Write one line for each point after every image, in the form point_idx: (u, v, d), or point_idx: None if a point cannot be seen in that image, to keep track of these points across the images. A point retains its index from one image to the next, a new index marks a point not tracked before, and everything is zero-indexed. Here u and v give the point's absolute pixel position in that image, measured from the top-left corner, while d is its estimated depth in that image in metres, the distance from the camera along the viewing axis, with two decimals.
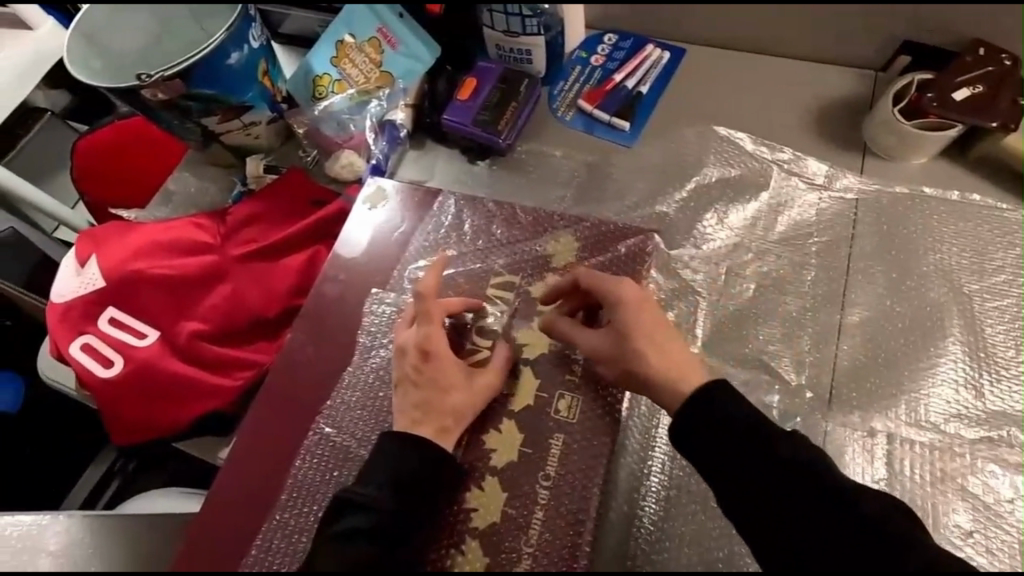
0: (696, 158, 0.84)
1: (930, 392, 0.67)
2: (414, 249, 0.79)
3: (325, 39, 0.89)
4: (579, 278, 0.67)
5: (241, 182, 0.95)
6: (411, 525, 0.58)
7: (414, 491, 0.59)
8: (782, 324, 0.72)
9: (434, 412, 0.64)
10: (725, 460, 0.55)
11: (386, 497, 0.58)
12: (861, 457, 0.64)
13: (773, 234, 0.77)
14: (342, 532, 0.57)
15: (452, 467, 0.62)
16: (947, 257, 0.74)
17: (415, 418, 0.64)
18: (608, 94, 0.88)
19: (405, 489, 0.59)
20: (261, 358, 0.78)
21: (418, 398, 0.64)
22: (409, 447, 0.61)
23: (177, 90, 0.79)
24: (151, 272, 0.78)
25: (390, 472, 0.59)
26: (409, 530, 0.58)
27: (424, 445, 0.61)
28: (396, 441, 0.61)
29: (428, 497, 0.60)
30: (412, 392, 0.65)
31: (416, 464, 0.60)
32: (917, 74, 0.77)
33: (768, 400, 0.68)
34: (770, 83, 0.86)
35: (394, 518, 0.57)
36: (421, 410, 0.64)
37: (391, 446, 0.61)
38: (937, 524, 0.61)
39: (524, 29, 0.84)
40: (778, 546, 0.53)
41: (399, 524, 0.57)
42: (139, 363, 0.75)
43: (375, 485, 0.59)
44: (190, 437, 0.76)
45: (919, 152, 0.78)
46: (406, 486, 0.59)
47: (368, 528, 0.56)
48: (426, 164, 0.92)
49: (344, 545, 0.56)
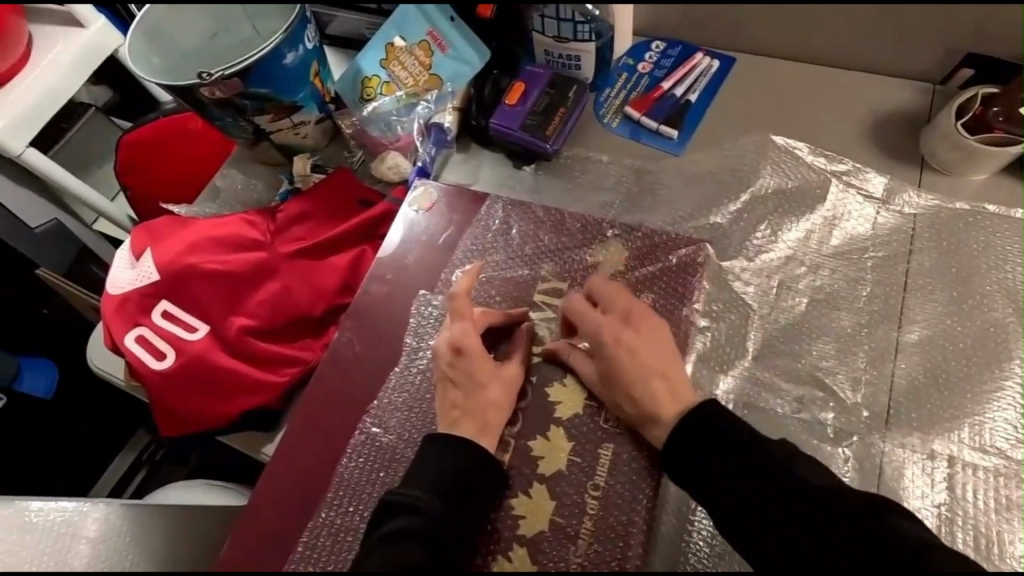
0: (752, 167, 0.82)
1: (994, 416, 0.65)
2: (461, 252, 0.79)
3: (375, 41, 0.90)
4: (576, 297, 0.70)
5: (287, 180, 0.96)
6: (456, 529, 0.58)
7: (460, 493, 0.59)
8: (837, 340, 0.70)
9: (487, 416, 0.64)
10: (721, 478, 0.54)
11: (433, 499, 0.57)
12: (921, 479, 0.63)
13: (827, 248, 0.76)
14: (387, 532, 0.56)
15: (496, 470, 0.61)
16: (1011, 276, 0.72)
17: (469, 421, 0.63)
18: (656, 102, 0.87)
19: (452, 491, 0.58)
20: (307, 356, 0.79)
21: (464, 400, 0.65)
22: (456, 447, 0.61)
23: (234, 89, 0.80)
24: (202, 266, 0.79)
25: (437, 474, 0.59)
26: (455, 533, 0.57)
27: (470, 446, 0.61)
28: (444, 442, 0.61)
29: (473, 500, 0.59)
30: (463, 394, 0.65)
31: (465, 467, 0.60)
32: (981, 88, 0.75)
33: (822, 417, 0.66)
34: (824, 95, 0.84)
35: (439, 520, 0.57)
36: (468, 414, 0.64)
37: (439, 447, 0.61)
38: (1003, 553, 0.59)
39: (574, 35, 0.84)
40: (763, 556, 0.51)
41: (446, 526, 0.57)
42: (190, 356, 0.77)
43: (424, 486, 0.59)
44: (235, 431, 0.77)
45: (982, 168, 0.76)
46: (453, 488, 0.59)
47: (415, 530, 0.56)
48: (472, 167, 0.92)
49: (389, 546, 0.55)
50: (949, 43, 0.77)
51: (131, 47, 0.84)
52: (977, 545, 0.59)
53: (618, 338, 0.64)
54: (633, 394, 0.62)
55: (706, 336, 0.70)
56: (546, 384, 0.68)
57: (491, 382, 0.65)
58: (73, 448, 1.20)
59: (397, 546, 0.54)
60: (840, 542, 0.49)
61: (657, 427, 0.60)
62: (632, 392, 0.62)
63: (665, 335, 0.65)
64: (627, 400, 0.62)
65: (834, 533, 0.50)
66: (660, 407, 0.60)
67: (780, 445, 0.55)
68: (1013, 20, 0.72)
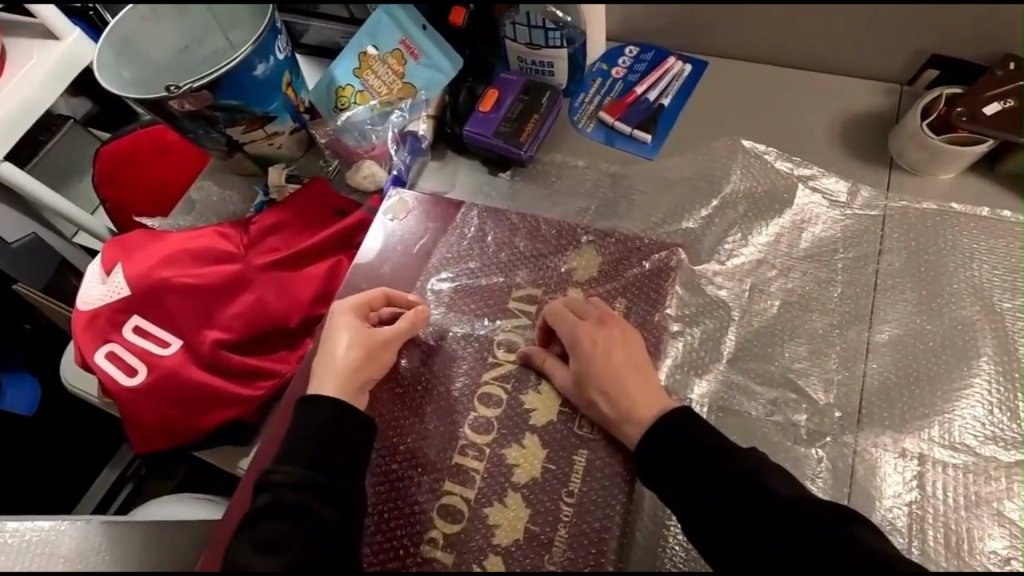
0: (723, 171, 0.83)
1: (963, 413, 0.65)
2: (436, 261, 0.79)
3: (348, 50, 0.90)
4: (544, 316, 0.69)
5: (263, 191, 0.95)
6: (337, 499, 0.58)
7: (323, 456, 0.59)
8: (809, 341, 0.71)
9: (353, 377, 0.66)
10: (692, 486, 0.54)
11: (298, 467, 0.58)
12: (894, 478, 0.63)
13: (798, 250, 0.77)
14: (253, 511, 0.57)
15: (363, 426, 0.63)
16: (977, 274, 0.73)
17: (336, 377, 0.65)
18: (630, 106, 0.88)
19: (310, 455, 0.59)
20: (283, 368, 0.79)
21: (322, 360, 0.67)
22: (329, 431, 0.61)
23: (203, 101, 0.79)
24: (174, 280, 0.78)
25: (311, 467, 0.58)
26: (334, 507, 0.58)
27: (327, 401, 0.63)
28: (305, 403, 0.63)
29: (344, 460, 0.60)
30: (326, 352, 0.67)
31: (326, 427, 0.61)
32: (945, 88, 0.75)
33: (794, 419, 0.67)
34: (794, 98, 0.85)
35: (305, 488, 0.57)
36: (321, 372, 0.66)
37: (303, 412, 0.62)
38: (973, 550, 0.59)
39: (546, 42, 0.85)
40: (730, 556, 0.52)
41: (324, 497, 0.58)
42: (163, 371, 0.76)
43: (328, 486, 0.58)
44: (214, 444, 0.77)
45: (949, 167, 0.77)
46: (320, 451, 0.60)
47: (292, 517, 0.56)
48: (448, 174, 0.92)
49: (257, 524, 0.56)
50: (913, 42, 0.78)
51: (100, 60, 0.82)
52: (947, 542, 0.60)
53: (592, 342, 0.64)
54: (606, 398, 0.62)
55: (680, 340, 0.71)
56: (521, 391, 0.68)
57: (360, 347, 0.67)
58: (51, 465, 1.18)
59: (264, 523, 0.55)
60: (804, 544, 0.50)
61: (631, 431, 0.60)
62: (607, 399, 0.62)
63: (640, 346, 0.65)
64: (601, 407, 0.62)
65: (800, 534, 0.50)
66: (634, 415, 0.60)
67: (752, 455, 0.55)
68: (976, 22, 0.73)
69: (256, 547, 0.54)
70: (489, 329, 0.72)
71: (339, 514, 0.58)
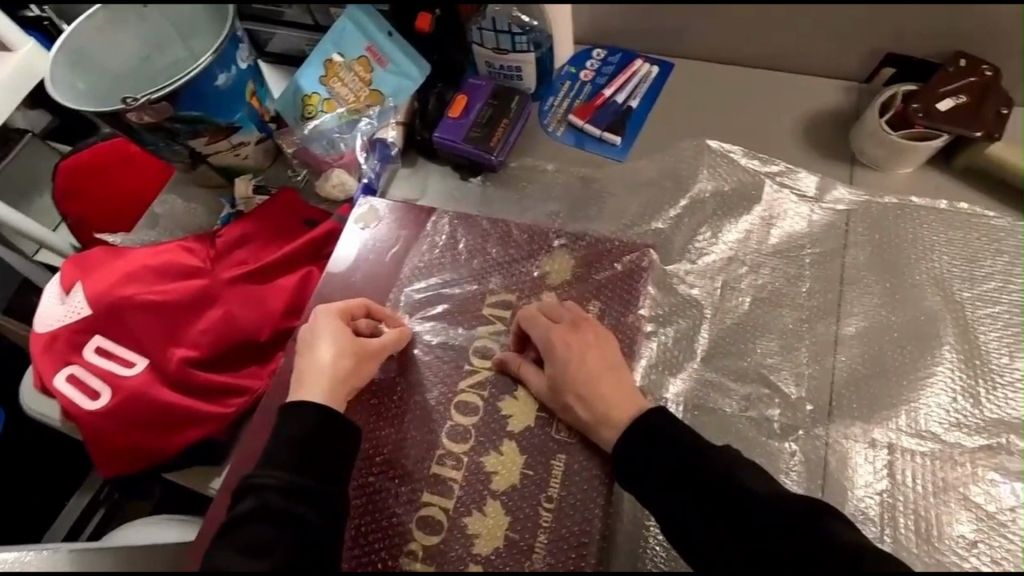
0: (691, 171, 0.84)
1: (929, 401, 0.67)
2: (409, 270, 0.78)
3: (313, 58, 0.88)
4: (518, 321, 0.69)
5: (230, 204, 0.93)
6: (322, 502, 0.57)
7: (311, 461, 0.58)
8: (780, 337, 0.72)
9: (338, 381, 0.64)
10: (668, 487, 0.55)
11: (287, 472, 0.56)
12: (865, 468, 0.64)
13: (767, 246, 0.78)
14: (234, 515, 0.54)
15: (350, 432, 0.61)
16: (938, 266, 0.74)
17: (320, 382, 0.63)
18: (599, 109, 0.88)
19: (297, 459, 0.57)
20: (254, 384, 0.77)
21: (303, 366, 0.65)
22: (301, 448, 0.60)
23: (163, 112, 0.78)
24: (137, 297, 0.76)
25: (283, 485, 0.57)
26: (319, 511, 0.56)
27: (311, 406, 0.61)
28: (289, 408, 0.61)
29: (332, 463, 0.59)
30: (307, 358, 0.66)
31: (313, 432, 0.59)
32: (900, 86, 0.77)
33: (768, 414, 0.68)
34: (757, 98, 0.87)
35: (291, 492, 0.56)
36: (303, 377, 0.64)
37: (286, 416, 0.60)
38: (941, 535, 0.61)
39: (513, 46, 0.85)
40: (708, 555, 0.52)
41: (309, 502, 0.56)
42: (128, 392, 0.73)
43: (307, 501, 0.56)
44: (183, 465, 0.75)
45: (908, 161, 0.79)
46: (307, 457, 0.58)
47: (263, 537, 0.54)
48: (418, 182, 0.92)
49: (240, 529, 0.53)
50: (873, 40, 0.79)
51: (54, 74, 0.80)
52: (917, 528, 0.61)
53: (566, 346, 0.64)
54: (582, 402, 0.62)
55: (654, 340, 0.72)
56: (498, 398, 0.67)
57: (342, 351, 0.65)
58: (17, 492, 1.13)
59: (249, 528, 0.53)
60: (777, 541, 0.50)
61: (607, 434, 0.60)
62: (584, 403, 0.62)
63: (615, 349, 0.65)
64: (578, 412, 0.62)
65: (774, 531, 0.51)
66: (610, 419, 0.60)
67: (727, 453, 0.56)
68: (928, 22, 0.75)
69: (239, 552, 0.52)
70: (465, 337, 0.72)
71: (323, 518, 0.56)
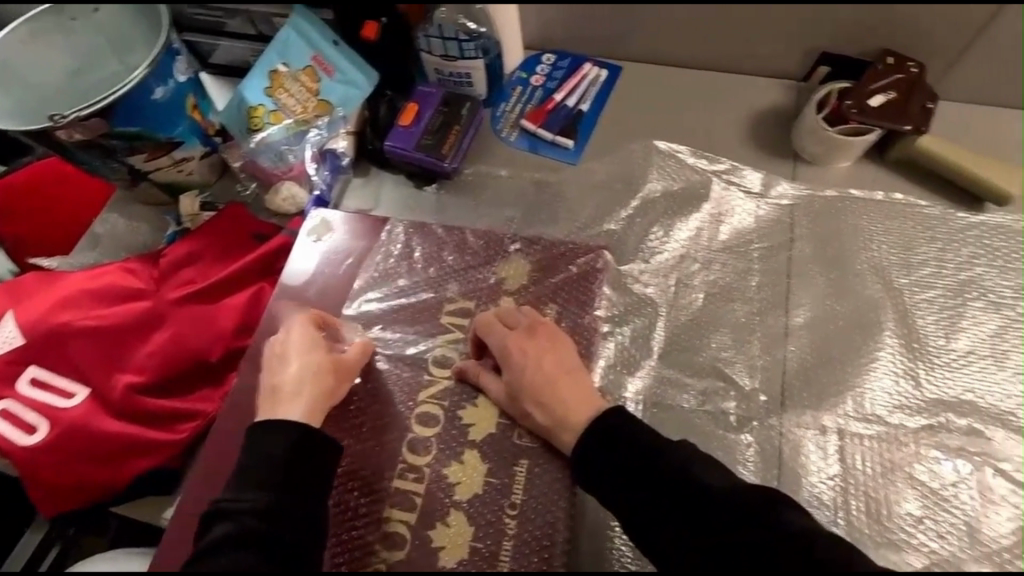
0: (640, 172, 0.85)
1: (873, 386, 0.70)
2: (364, 281, 0.76)
3: (256, 69, 0.86)
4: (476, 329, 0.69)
5: (176, 221, 0.90)
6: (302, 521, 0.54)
7: (298, 479, 0.56)
8: (733, 331, 0.74)
9: (316, 398, 0.62)
10: (627, 487, 0.55)
11: (267, 493, 0.54)
12: (817, 454, 0.66)
13: (717, 243, 0.80)
14: (208, 542, 0.51)
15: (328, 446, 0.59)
16: (877, 255, 0.77)
17: (301, 396, 0.61)
18: (550, 113, 0.89)
19: (280, 478, 0.55)
20: (206, 407, 0.74)
21: (279, 384, 0.62)
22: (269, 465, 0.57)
23: (97, 128, 0.77)
24: (74, 324, 0.72)
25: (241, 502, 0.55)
26: (297, 536, 0.53)
27: (293, 423, 0.58)
28: (267, 428, 0.57)
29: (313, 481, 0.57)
30: (281, 375, 0.63)
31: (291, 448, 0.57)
32: (835, 83, 0.80)
33: (724, 407, 0.69)
34: (702, 99, 0.89)
35: (269, 517, 0.53)
36: (280, 395, 0.61)
37: (264, 435, 0.57)
38: (890, 514, 0.63)
39: (461, 53, 0.85)
40: (668, 552, 0.53)
41: (286, 527, 0.53)
42: (68, 424, 0.70)
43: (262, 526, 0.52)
44: (130, 497, 0.71)
45: (845, 155, 0.82)
46: (290, 476, 0.55)
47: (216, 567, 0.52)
48: (372, 191, 0.90)
49: (217, 555, 0.50)
50: (807, 40, 0.82)
51: None
52: (868, 510, 0.64)
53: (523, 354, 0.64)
54: (541, 407, 0.62)
55: (612, 340, 0.72)
56: (458, 407, 0.67)
57: (315, 366, 0.64)
58: None
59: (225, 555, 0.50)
60: (732, 535, 0.51)
61: (566, 437, 0.60)
62: (543, 407, 0.62)
63: (572, 351, 0.66)
64: (537, 416, 0.62)
65: (730, 525, 0.51)
66: (569, 422, 0.60)
67: (683, 449, 0.56)
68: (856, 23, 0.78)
69: None
70: (424, 348, 0.71)
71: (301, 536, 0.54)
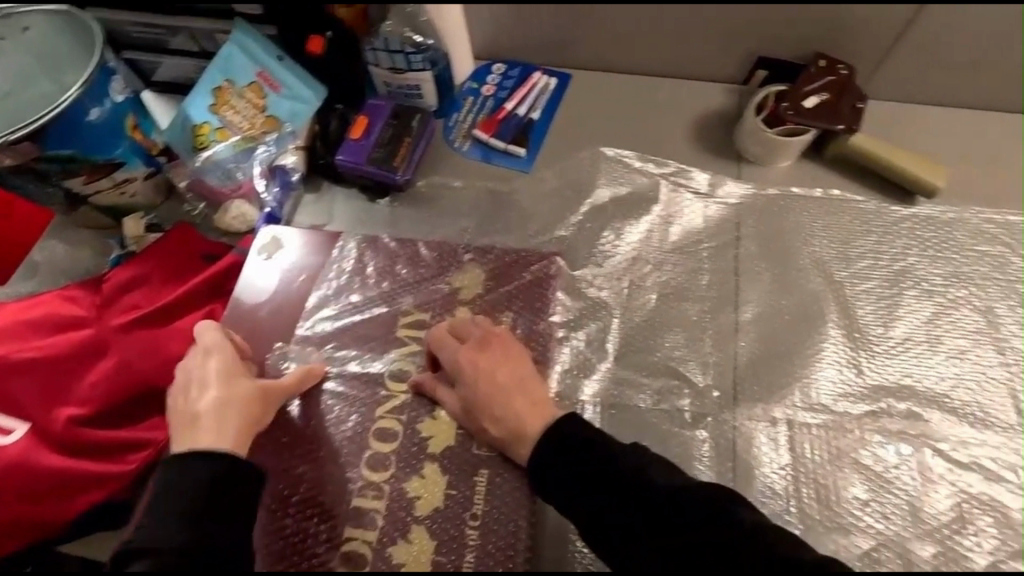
0: (589, 178, 0.87)
1: (819, 375, 0.72)
2: (317, 299, 0.76)
3: (199, 86, 0.84)
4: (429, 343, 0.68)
5: (119, 245, 0.87)
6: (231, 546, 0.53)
7: (224, 508, 0.54)
8: (685, 330, 0.75)
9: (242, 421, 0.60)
10: (585, 494, 0.56)
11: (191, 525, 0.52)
12: (768, 446, 0.69)
13: (667, 245, 0.82)
14: None
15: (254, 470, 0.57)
16: (818, 249, 0.81)
17: (226, 421, 0.59)
18: (501, 122, 0.89)
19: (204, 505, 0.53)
20: (158, 435, 0.71)
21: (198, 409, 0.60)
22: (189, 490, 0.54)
23: (28, 152, 0.76)
24: (14, 357, 0.70)
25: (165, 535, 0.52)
26: (220, 568, 0.52)
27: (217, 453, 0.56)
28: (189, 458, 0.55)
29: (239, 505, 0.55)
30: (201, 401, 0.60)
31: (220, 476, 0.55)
32: (772, 87, 0.82)
33: (679, 405, 0.71)
34: (648, 105, 0.91)
35: (191, 552, 0.51)
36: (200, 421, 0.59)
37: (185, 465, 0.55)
38: (839, 499, 0.66)
39: (409, 66, 0.83)
40: (629, 555, 0.54)
41: (209, 559, 0.51)
42: (8, 462, 0.67)
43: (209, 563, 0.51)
44: (82, 534, 0.69)
45: (785, 155, 0.84)
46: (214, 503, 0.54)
47: None
48: (324, 207, 0.89)
49: None
50: (744, 46, 0.84)
51: None
52: (818, 497, 0.66)
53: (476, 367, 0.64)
54: (498, 419, 0.62)
55: (568, 345, 0.73)
56: (416, 421, 0.66)
57: (238, 392, 0.62)
58: None
59: None
60: (687, 535, 0.52)
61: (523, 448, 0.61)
62: (499, 419, 0.62)
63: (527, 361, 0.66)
64: (494, 428, 0.62)
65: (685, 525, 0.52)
66: (527, 432, 0.60)
67: (637, 453, 0.57)
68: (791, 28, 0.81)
69: None
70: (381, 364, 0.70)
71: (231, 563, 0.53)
